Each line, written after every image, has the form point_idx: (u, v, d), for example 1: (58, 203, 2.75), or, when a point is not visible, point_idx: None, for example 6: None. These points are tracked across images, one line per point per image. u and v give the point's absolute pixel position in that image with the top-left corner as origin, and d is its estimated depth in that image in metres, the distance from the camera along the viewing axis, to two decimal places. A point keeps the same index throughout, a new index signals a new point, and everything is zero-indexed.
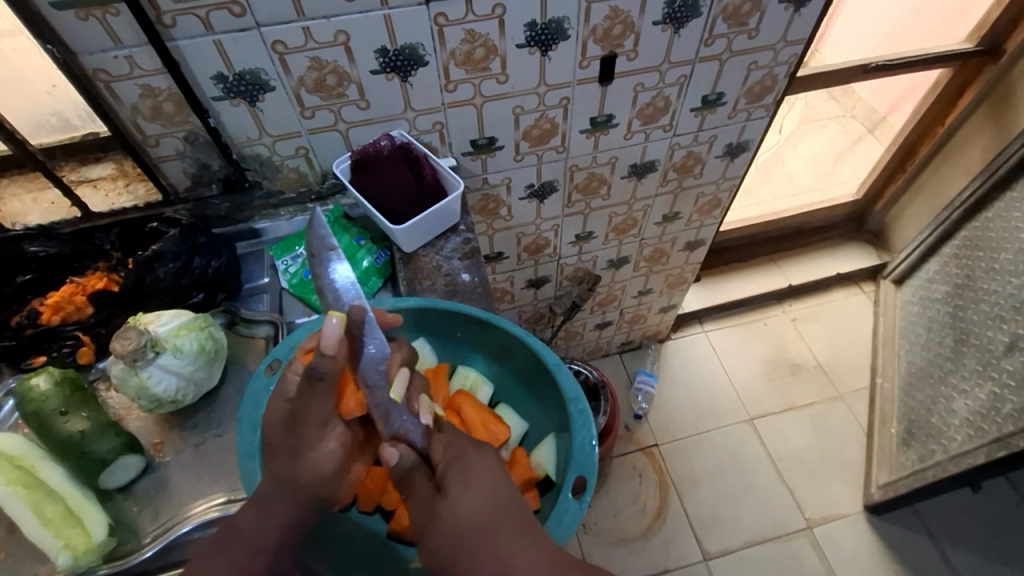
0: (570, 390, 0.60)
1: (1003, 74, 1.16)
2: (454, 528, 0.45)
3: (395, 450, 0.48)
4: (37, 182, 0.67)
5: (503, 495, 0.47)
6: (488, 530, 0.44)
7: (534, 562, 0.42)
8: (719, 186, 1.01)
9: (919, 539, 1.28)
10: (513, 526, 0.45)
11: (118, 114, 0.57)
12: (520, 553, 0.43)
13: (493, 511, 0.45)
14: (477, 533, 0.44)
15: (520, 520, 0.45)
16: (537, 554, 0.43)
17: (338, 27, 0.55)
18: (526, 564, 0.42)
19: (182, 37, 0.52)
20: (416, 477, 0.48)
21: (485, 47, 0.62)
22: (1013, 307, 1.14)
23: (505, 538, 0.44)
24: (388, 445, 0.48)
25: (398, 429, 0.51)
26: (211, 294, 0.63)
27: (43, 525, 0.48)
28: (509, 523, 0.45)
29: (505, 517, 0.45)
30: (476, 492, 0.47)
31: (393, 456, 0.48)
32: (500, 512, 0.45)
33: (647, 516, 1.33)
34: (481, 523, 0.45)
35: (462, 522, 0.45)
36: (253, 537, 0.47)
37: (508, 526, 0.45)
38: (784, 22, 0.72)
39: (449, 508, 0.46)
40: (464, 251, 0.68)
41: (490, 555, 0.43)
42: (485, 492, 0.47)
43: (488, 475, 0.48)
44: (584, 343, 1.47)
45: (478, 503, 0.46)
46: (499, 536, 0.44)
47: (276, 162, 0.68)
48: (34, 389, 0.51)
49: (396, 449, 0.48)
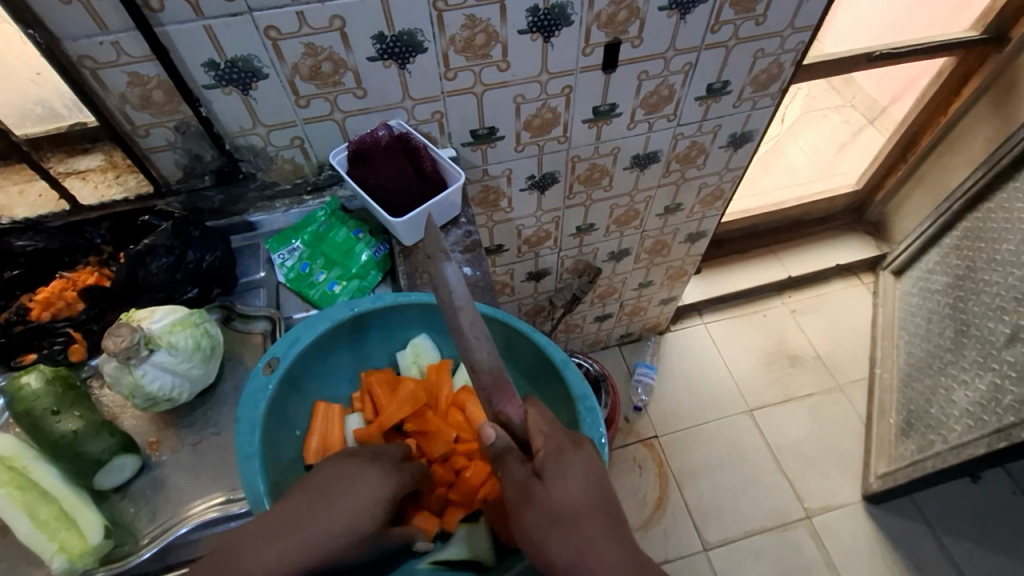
0: (577, 386, 0.59)
1: (1007, 64, 1.14)
2: (549, 512, 0.43)
3: (493, 429, 0.47)
4: (22, 174, 0.65)
5: (597, 488, 0.45)
6: (574, 522, 0.43)
7: (614, 566, 0.41)
8: (722, 176, 1.00)
9: (917, 529, 1.28)
10: (601, 522, 0.43)
11: (105, 103, 0.55)
12: (599, 551, 0.42)
13: (584, 505, 0.44)
14: (562, 523, 0.43)
15: (607, 514, 0.44)
16: (622, 556, 0.42)
17: (333, 12, 0.53)
18: (605, 563, 0.41)
19: (171, 22, 0.50)
20: (510, 458, 0.46)
21: (485, 33, 0.60)
22: (1015, 298, 1.14)
23: (590, 532, 0.43)
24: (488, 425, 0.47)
25: (500, 410, 0.49)
26: (206, 289, 0.61)
27: (38, 527, 0.47)
28: (596, 518, 0.43)
29: (592, 511, 0.44)
30: (571, 483, 0.44)
31: (490, 435, 0.47)
32: (589, 507, 0.44)
33: (647, 506, 1.33)
34: (572, 513, 0.43)
35: (549, 509, 0.43)
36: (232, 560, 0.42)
37: (595, 520, 0.43)
38: (792, 8, 0.70)
39: (546, 492, 0.44)
40: (465, 244, 0.67)
41: (568, 544, 0.42)
42: (581, 484, 0.44)
43: (583, 469, 0.45)
44: (584, 336, 1.46)
45: (573, 493, 0.44)
46: (585, 530, 0.43)
47: (270, 153, 0.66)
48: (24, 388, 0.49)
49: (493, 428, 0.47)
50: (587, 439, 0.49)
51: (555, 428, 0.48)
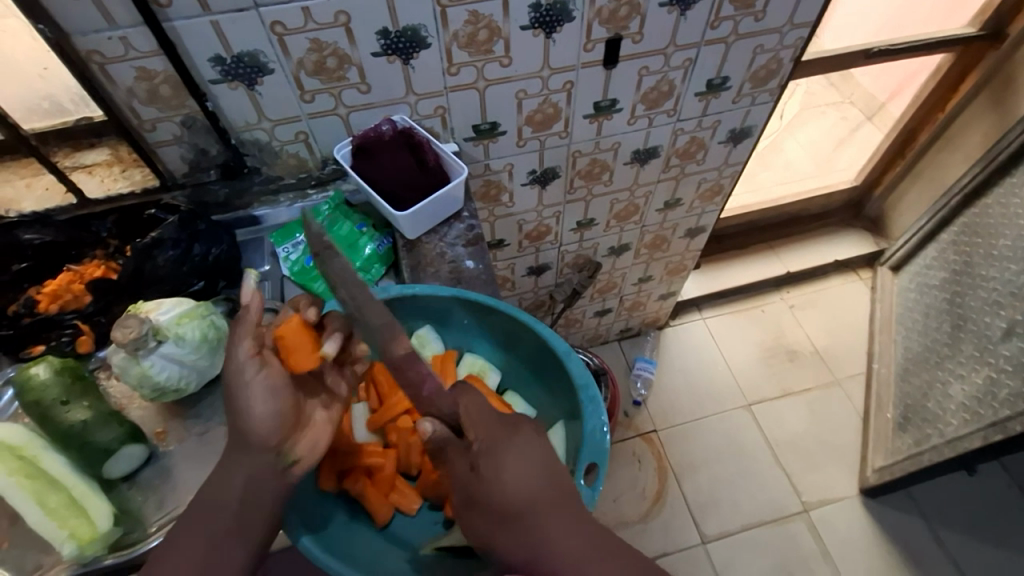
0: (579, 376, 0.60)
1: (1005, 60, 1.15)
2: (495, 511, 0.44)
3: (431, 423, 0.48)
4: (29, 168, 0.65)
5: (543, 479, 0.45)
6: (525, 516, 0.43)
7: (569, 557, 0.41)
8: (721, 172, 1.00)
9: (913, 521, 1.30)
10: (550, 512, 0.43)
11: (113, 97, 0.56)
12: (554, 540, 0.42)
13: (529, 499, 0.44)
14: (511, 523, 0.43)
15: (558, 503, 0.44)
16: (577, 538, 0.42)
17: (338, 8, 0.54)
18: (561, 553, 0.41)
19: (179, 18, 0.51)
20: (451, 450, 0.47)
21: (488, 29, 0.61)
22: (1012, 292, 1.15)
23: (540, 525, 0.43)
24: (425, 420, 0.48)
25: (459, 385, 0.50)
26: (212, 282, 0.62)
27: (48, 515, 0.47)
28: (547, 509, 0.44)
29: (540, 504, 0.44)
30: (515, 477, 0.44)
31: (428, 428, 0.48)
32: (537, 500, 0.44)
33: (646, 500, 1.34)
34: (518, 510, 0.43)
35: (496, 506, 0.44)
36: (214, 501, 0.45)
37: (543, 513, 0.43)
38: (790, 4, 0.71)
39: (489, 490, 0.44)
40: (467, 237, 0.68)
41: (522, 541, 0.42)
42: (524, 474, 0.44)
43: (524, 457, 0.45)
44: (584, 330, 1.47)
45: (518, 485, 0.44)
46: (535, 524, 0.43)
47: (275, 148, 0.66)
48: (33, 378, 0.50)
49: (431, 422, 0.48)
50: (526, 423, 0.48)
51: (487, 416, 0.47)
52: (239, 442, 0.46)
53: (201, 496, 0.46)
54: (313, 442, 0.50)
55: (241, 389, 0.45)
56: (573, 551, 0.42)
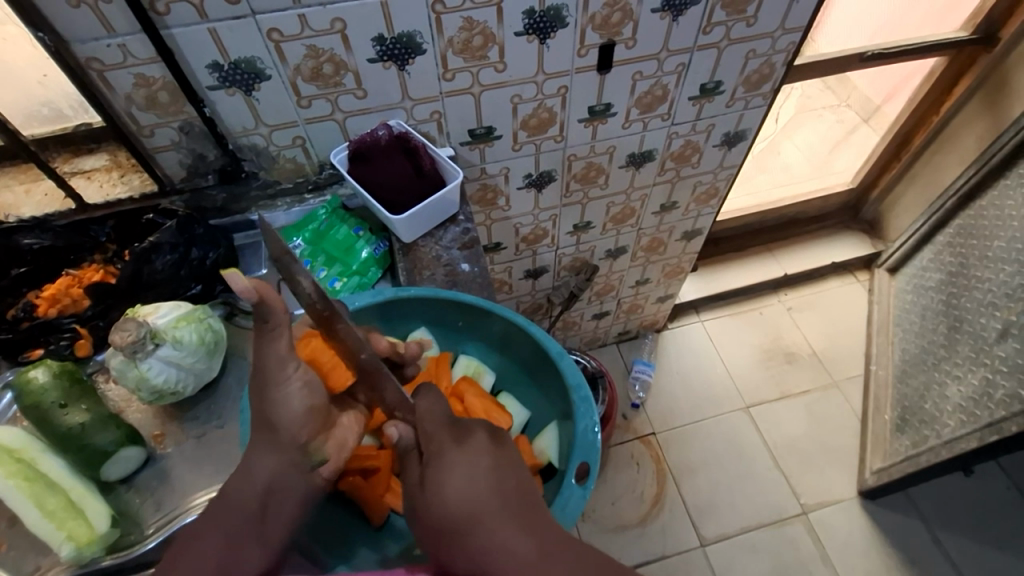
0: (572, 377, 0.61)
1: (997, 63, 1.16)
2: (440, 519, 0.40)
3: (395, 428, 0.45)
4: (29, 173, 0.66)
5: (491, 482, 0.41)
6: (468, 525, 0.39)
7: (515, 560, 0.36)
8: (716, 175, 1.01)
9: (911, 521, 1.30)
10: (498, 515, 0.39)
11: (111, 103, 0.56)
12: (500, 545, 0.37)
13: (474, 502, 0.40)
14: (456, 531, 0.39)
15: (507, 506, 0.40)
16: (524, 539, 0.37)
17: (335, 15, 0.55)
18: (505, 557, 0.37)
19: (177, 25, 0.51)
20: (410, 458, 0.45)
21: (482, 35, 0.62)
22: (1006, 293, 1.15)
23: (485, 530, 0.38)
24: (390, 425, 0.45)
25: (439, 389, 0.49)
26: (210, 286, 0.63)
27: (46, 517, 0.48)
28: (494, 511, 0.39)
29: (487, 506, 0.39)
30: (461, 481, 0.41)
31: (394, 433, 0.45)
32: (482, 503, 0.40)
33: (645, 503, 1.34)
34: (462, 515, 0.39)
35: (439, 515, 0.40)
36: (233, 495, 0.44)
37: (489, 517, 0.39)
38: (782, 10, 0.72)
39: (433, 496, 0.41)
40: (463, 241, 0.68)
41: (466, 551, 0.38)
42: (466, 479, 0.41)
43: (468, 462, 0.42)
44: (582, 333, 1.48)
45: (462, 489, 0.40)
46: (481, 528, 0.38)
47: (272, 153, 0.67)
48: (32, 381, 0.51)
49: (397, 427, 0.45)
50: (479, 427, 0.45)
51: (439, 425, 0.44)
52: (262, 437, 0.46)
53: (220, 491, 0.45)
54: (340, 441, 0.51)
55: (267, 378, 0.46)
56: (520, 553, 0.37)
